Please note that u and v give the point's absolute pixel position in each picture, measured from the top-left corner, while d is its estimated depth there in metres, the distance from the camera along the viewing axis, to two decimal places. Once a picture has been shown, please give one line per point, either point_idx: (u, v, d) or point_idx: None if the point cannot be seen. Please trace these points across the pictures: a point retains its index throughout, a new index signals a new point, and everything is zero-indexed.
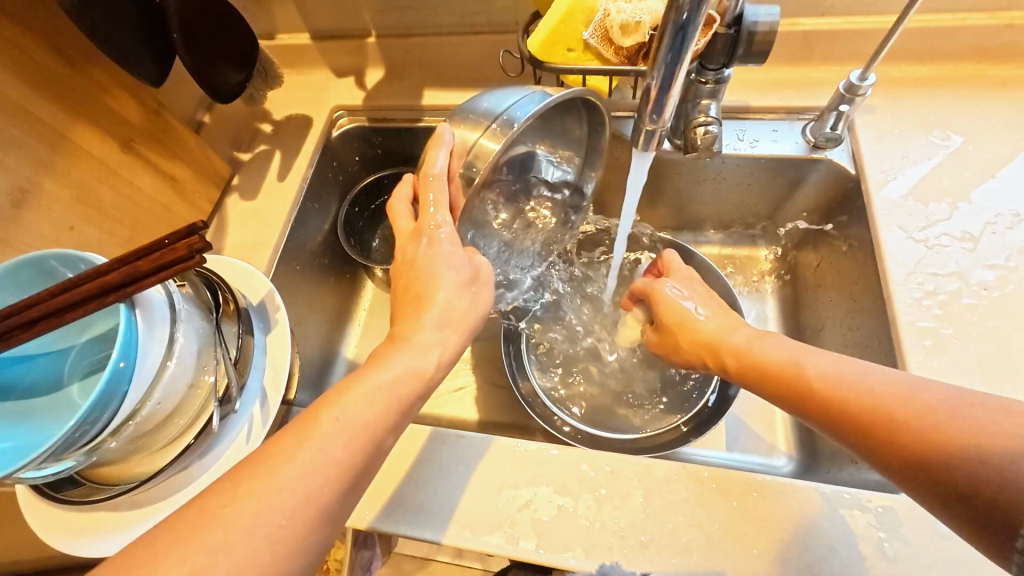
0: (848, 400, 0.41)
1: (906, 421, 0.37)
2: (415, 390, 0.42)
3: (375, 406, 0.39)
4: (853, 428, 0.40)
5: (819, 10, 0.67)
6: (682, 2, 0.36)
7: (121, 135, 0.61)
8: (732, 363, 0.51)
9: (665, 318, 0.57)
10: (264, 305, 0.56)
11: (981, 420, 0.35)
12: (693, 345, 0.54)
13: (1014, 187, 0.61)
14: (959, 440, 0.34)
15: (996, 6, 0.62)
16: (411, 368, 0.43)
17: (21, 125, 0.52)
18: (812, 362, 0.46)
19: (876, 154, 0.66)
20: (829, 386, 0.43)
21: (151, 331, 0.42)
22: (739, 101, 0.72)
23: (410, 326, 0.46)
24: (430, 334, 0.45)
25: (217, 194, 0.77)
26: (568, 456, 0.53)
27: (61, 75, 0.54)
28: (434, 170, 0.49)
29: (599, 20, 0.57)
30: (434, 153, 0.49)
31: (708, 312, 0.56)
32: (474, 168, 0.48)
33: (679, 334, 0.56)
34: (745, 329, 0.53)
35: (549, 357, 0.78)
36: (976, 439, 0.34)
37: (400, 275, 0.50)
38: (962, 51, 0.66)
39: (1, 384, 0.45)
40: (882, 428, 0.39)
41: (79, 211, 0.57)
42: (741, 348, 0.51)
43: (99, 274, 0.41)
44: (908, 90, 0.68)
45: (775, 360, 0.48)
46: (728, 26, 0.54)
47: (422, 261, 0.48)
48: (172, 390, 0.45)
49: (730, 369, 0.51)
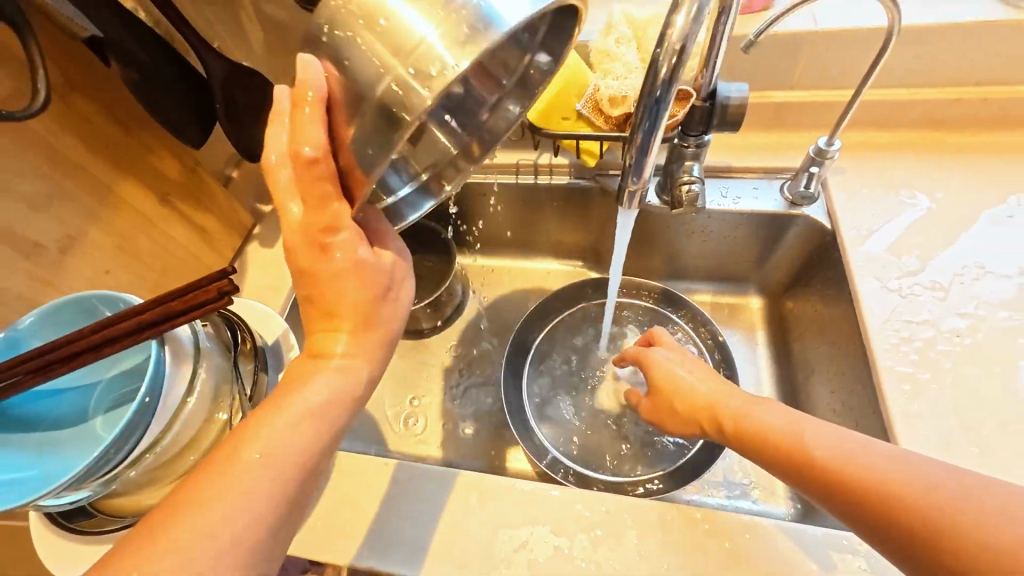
0: (847, 474, 0.41)
1: (908, 512, 0.37)
2: (344, 409, 0.41)
3: (328, 434, 0.40)
4: (849, 500, 0.40)
5: (787, 84, 0.75)
6: (655, 83, 0.44)
7: (160, 190, 0.67)
8: (737, 432, 0.49)
9: (658, 383, 0.58)
10: (279, 344, 0.59)
11: (987, 514, 0.35)
12: (689, 408, 0.55)
13: (980, 241, 0.65)
14: (960, 524, 0.35)
15: (944, 83, 0.70)
16: (335, 388, 0.41)
17: (76, 181, 0.58)
18: (823, 438, 0.44)
19: (848, 210, 0.71)
20: (828, 458, 0.42)
21: (177, 366, 0.46)
22: (721, 162, 0.79)
23: (325, 341, 0.42)
24: (346, 351, 0.42)
25: (239, 242, 0.83)
26: (565, 497, 0.54)
27: (115, 138, 0.62)
28: (305, 147, 0.36)
29: (590, 94, 0.64)
30: (303, 121, 0.36)
31: (700, 375, 0.57)
32: (372, 117, 0.34)
33: (673, 398, 0.56)
34: (739, 392, 0.53)
35: (549, 404, 0.80)
36: (975, 524, 0.34)
37: (298, 285, 0.42)
38: (919, 120, 0.73)
39: (31, 416, 0.48)
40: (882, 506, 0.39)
41: (116, 256, 0.63)
42: (738, 413, 0.50)
43: (135, 314, 0.45)
44: (874, 153, 0.75)
45: (772, 428, 0.47)
46: (704, 100, 0.61)
47: (323, 271, 0.41)
48: (189, 423, 0.48)
49: (726, 433, 0.51)
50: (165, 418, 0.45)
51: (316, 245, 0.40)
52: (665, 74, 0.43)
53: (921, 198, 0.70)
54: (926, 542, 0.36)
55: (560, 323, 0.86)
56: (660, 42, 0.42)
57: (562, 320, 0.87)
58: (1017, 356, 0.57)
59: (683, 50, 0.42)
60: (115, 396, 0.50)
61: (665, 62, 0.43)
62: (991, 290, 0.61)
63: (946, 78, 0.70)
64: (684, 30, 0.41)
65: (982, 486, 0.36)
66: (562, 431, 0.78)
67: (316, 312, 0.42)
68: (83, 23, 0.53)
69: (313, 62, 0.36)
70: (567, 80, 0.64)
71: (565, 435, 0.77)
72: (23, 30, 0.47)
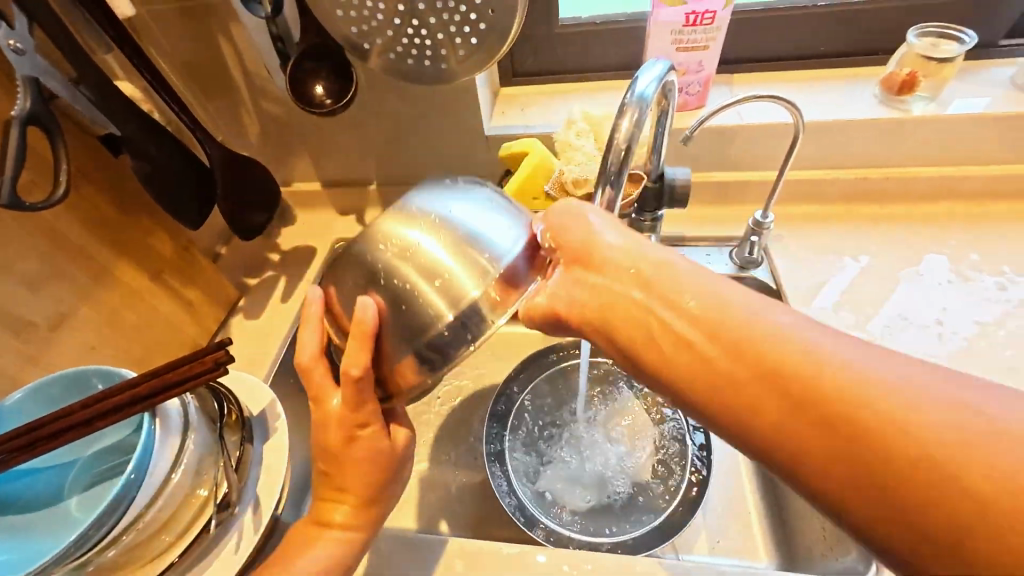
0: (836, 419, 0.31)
1: (830, 378, 0.32)
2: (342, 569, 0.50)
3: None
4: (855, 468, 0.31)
5: (726, 166, 0.87)
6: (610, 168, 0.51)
7: (153, 268, 0.71)
8: (730, 338, 0.36)
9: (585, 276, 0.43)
10: (264, 414, 0.59)
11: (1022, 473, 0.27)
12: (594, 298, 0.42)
13: (902, 297, 0.74)
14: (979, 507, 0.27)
15: (852, 166, 0.83)
16: (335, 558, 0.50)
17: (73, 263, 0.62)
18: (818, 368, 0.33)
19: (788, 272, 0.80)
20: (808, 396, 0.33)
21: (166, 439, 0.47)
22: (676, 232, 0.89)
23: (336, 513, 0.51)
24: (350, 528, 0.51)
25: (223, 314, 0.85)
26: (551, 560, 0.54)
27: (117, 222, 0.66)
28: (353, 370, 0.45)
29: (556, 177, 0.74)
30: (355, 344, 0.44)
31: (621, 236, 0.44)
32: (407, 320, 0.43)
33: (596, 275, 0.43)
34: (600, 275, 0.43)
35: (533, 470, 0.80)
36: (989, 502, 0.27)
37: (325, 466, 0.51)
38: (839, 195, 0.85)
39: (3, 498, 0.47)
40: (892, 474, 0.29)
41: (103, 332, 0.65)
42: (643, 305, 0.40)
43: (130, 386, 0.46)
44: (804, 223, 0.86)
45: (740, 331, 0.36)
46: (654, 182, 0.71)
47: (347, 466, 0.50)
48: (173, 497, 0.48)
49: (651, 324, 0.40)
50: (148, 493, 0.45)
51: (346, 434, 0.49)
52: (616, 166, 0.50)
53: (850, 260, 0.80)
54: (940, 469, 0.28)
55: (544, 386, 0.87)
56: (611, 142, 0.49)
57: (545, 382, 0.87)
58: None
59: (628, 149, 0.50)
60: (94, 473, 0.50)
61: (614, 157, 0.50)
62: (918, 341, 0.69)
63: (855, 161, 0.83)
64: (628, 133, 0.49)
65: (944, 441, 0.29)
66: (547, 498, 0.77)
67: (330, 488, 0.51)
68: (104, 124, 0.59)
69: (370, 304, 0.43)
70: (536, 165, 0.74)
71: (550, 502, 0.77)
72: (55, 135, 0.54)
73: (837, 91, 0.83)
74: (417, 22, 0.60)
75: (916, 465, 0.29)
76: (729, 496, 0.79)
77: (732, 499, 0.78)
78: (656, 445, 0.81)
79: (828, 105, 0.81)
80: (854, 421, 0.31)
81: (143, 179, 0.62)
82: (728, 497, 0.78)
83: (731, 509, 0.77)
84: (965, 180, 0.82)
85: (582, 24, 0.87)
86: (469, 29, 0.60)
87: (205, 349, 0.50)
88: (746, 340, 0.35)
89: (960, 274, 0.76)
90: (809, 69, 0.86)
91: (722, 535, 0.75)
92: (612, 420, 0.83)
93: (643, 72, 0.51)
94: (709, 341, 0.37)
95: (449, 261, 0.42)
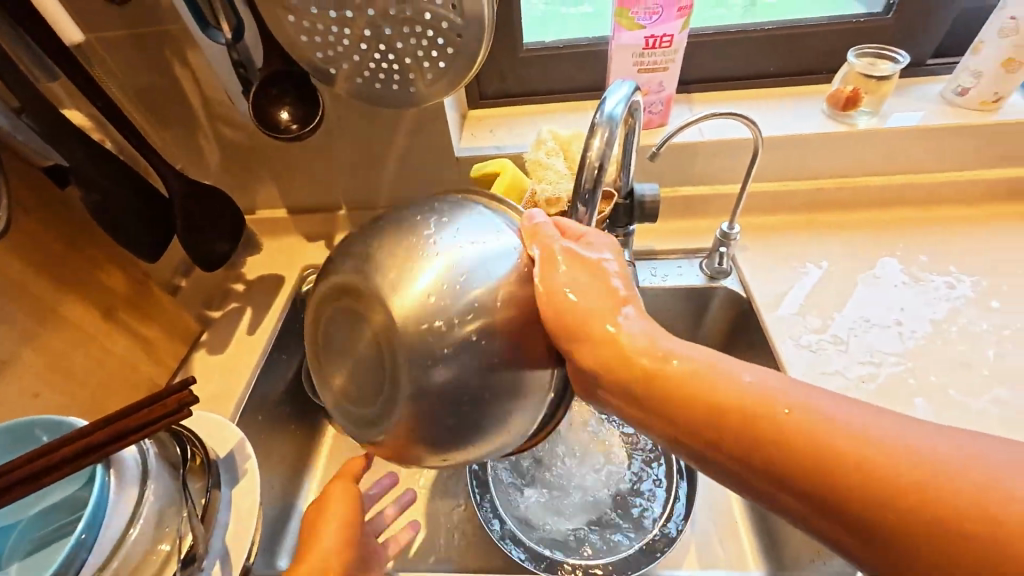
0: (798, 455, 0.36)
1: (770, 420, 0.38)
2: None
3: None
4: (819, 493, 0.36)
5: (691, 181, 0.90)
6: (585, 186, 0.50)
7: (105, 305, 0.67)
8: (691, 399, 0.42)
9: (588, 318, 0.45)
10: (232, 456, 0.55)
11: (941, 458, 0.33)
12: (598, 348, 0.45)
13: (864, 300, 0.78)
14: (919, 496, 0.32)
15: (808, 177, 0.88)
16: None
17: (13, 304, 0.57)
18: (756, 399, 0.40)
19: (757, 281, 0.83)
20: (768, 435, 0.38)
21: (122, 493, 0.44)
22: (648, 247, 0.90)
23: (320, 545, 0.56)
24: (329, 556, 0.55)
25: (184, 350, 0.80)
26: None
27: (62, 258, 0.62)
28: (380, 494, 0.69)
29: (529, 197, 0.74)
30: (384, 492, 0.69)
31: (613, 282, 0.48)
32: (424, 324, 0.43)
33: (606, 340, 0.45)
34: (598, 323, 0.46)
35: (521, 492, 0.78)
36: (922, 482, 0.33)
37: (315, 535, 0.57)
38: (798, 205, 0.90)
39: None
40: (847, 490, 0.34)
41: (48, 377, 0.60)
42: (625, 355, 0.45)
43: (79, 436, 0.42)
44: (768, 232, 0.89)
45: (697, 384, 0.42)
46: (625, 198, 0.73)
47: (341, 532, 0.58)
48: (131, 556, 0.44)
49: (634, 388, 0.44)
50: (102, 552, 0.42)
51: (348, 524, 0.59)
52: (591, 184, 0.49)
53: (813, 266, 0.84)
54: (900, 508, 0.33)
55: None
56: (585, 159, 0.50)
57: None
58: (912, 395, 0.66)
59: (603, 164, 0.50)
60: (41, 534, 0.45)
61: (589, 173, 0.49)
62: (882, 340, 0.72)
63: (810, 173, 0.88)
64: (602, 150, 0.49)
65: (874, 443, 0.35)
66: (536, 522, 0.75)
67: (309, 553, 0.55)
68: (49, 154, 0.55)
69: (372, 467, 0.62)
70: (508, 186, 0.74)
71: (541, 526, 0.75)
72: None
73: (787, 108, 0.88)
74: (384, 47, 0.60)
75: (887, 508, 0.33)
76: (715, 509, 0.80)
77: (717, 512, 0.80)
78: (639, 457, 0.81)
79: (781, 122, 0.85)
80: (805, 449, 0.36)
81: (95, 212, 0.59)
82: (713, 510, 0.80)
83: (716, 521, 0.79)
84: (908, 188, 0.88)
85: (545, 48, 0.90)
86: (436, 54, 0.60)
87: (165, 390, 0.46)
88: (744, 416, 0.39)
89: (914, 275, 0.80)
90: (761, 88, 0.91)
91: (711, 548, 0.76)
92: (595, 435, 0.83)
93: (609, 94, 0.52)
94: (666, 415, 0.43)
95: (439, 275, 0.44)
